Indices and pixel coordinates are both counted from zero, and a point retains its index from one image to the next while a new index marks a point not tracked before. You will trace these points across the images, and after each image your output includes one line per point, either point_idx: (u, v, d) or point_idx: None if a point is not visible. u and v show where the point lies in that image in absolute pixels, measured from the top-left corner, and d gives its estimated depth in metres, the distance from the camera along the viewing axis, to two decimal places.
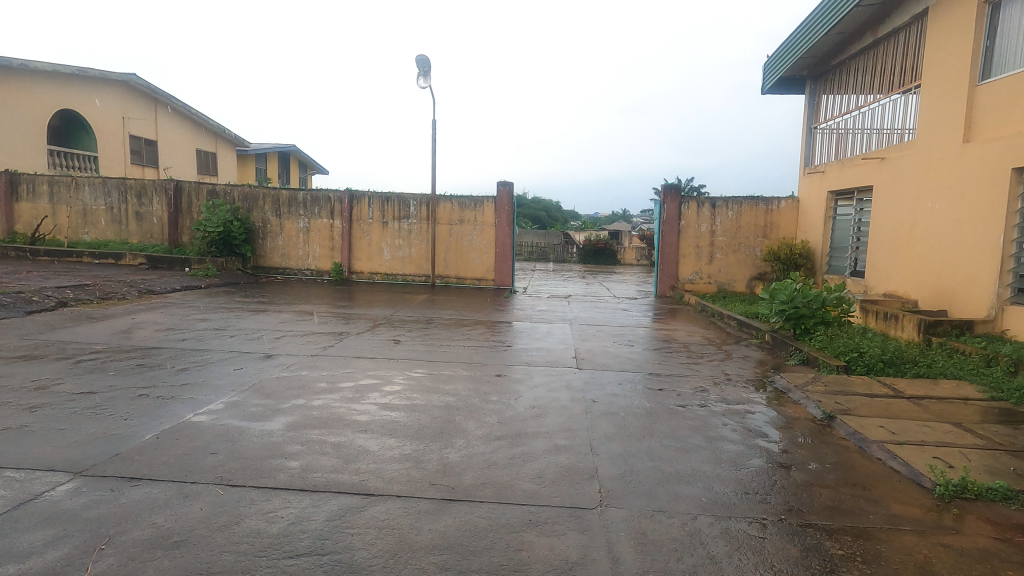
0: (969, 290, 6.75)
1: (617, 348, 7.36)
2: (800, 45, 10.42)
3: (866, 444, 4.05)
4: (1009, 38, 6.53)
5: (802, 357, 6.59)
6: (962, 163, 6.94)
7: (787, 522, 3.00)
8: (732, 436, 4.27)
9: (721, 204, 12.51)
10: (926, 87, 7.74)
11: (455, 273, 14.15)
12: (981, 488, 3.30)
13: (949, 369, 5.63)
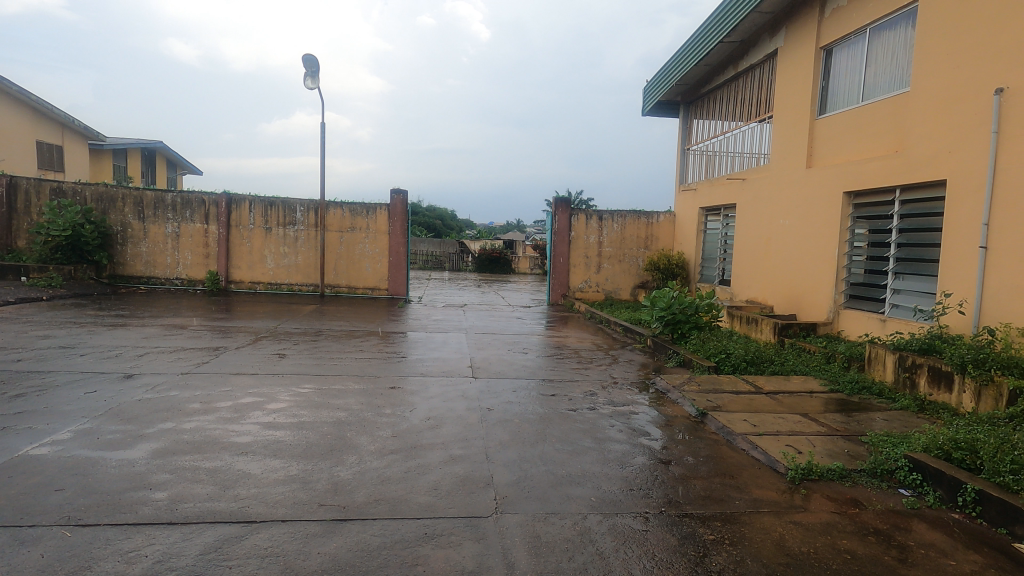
0: (812, 297, 7.74)
1: (511, 356, 7.50)
2: (674, 73, 11.38)
3: (733, 437, 4.49)
4: (839, 81, 7.65)
5: (679, 359, 7.18)
6: (806, 186, 7.97)
7: (667, 514, 3.23)
8: (619, 436, 4.53)
9: (607, 217, 13.25)
10: (778, 118, 8.79)
11: (346, 283, 13.60)
12: (823, 469, 3.78)
13: (798, 367, 6.42)
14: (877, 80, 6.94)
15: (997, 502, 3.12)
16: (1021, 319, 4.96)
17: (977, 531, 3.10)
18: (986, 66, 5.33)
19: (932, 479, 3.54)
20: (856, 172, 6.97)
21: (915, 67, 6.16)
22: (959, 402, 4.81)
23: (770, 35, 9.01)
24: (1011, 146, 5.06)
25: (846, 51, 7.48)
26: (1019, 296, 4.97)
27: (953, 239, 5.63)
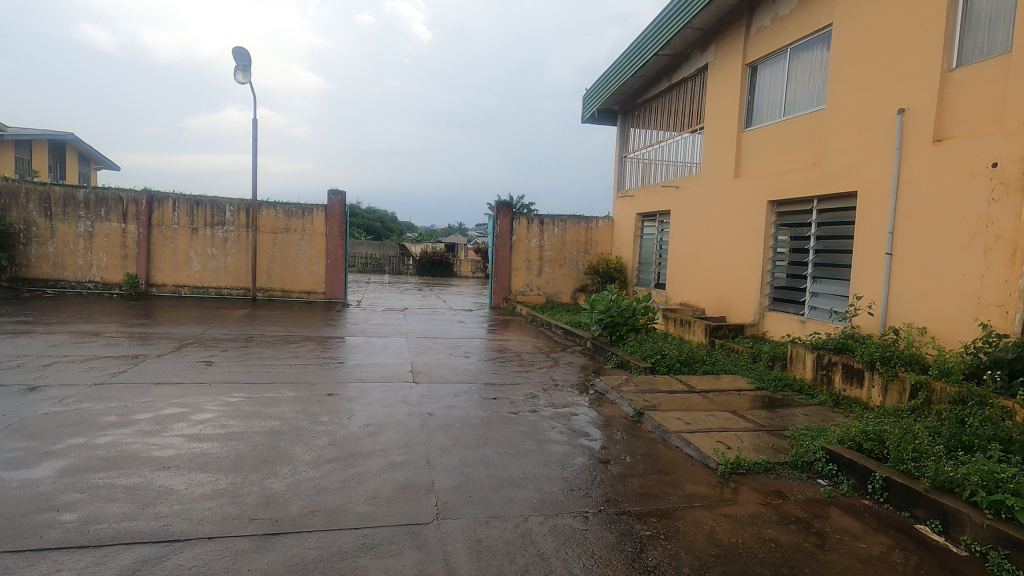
0: (740, 300, 8.16)
1: (453, 360, 7.44)
2: (612, 83, 11.73)
3: (668, 435, 4.65)
4: (763, 96, 8.13)
5: (617, 361, 7.38)
6: (734, 194, 8.40)
7: (606, 512, 3.31)
8: (559, 437, 4.59)
9: (548, 221, 13.44)
10: (708, 130, 9.23)
11: (280, 286, 13.05)
12: (750, 463, 3.99)
13: (727, 366, 6.74)
14: (797, 96, 7.42)
15: (902, 488, 3.39)
16: (921, 319, 5.42)
17: (884, 515, 3.36)
18: (892, 88, 5.81)
19: (846, 469, 3.80)
20: (779, 183, 7.42)
21: (830, 86, 6.63)
22: (869, 397, 5.20)
23: (701, 50, 9.45)
24: (912, 161, 5.54)
25: (770, 69, 7.96)
26: (919, 298, 5.44)
27: (864, 245, 6.09)
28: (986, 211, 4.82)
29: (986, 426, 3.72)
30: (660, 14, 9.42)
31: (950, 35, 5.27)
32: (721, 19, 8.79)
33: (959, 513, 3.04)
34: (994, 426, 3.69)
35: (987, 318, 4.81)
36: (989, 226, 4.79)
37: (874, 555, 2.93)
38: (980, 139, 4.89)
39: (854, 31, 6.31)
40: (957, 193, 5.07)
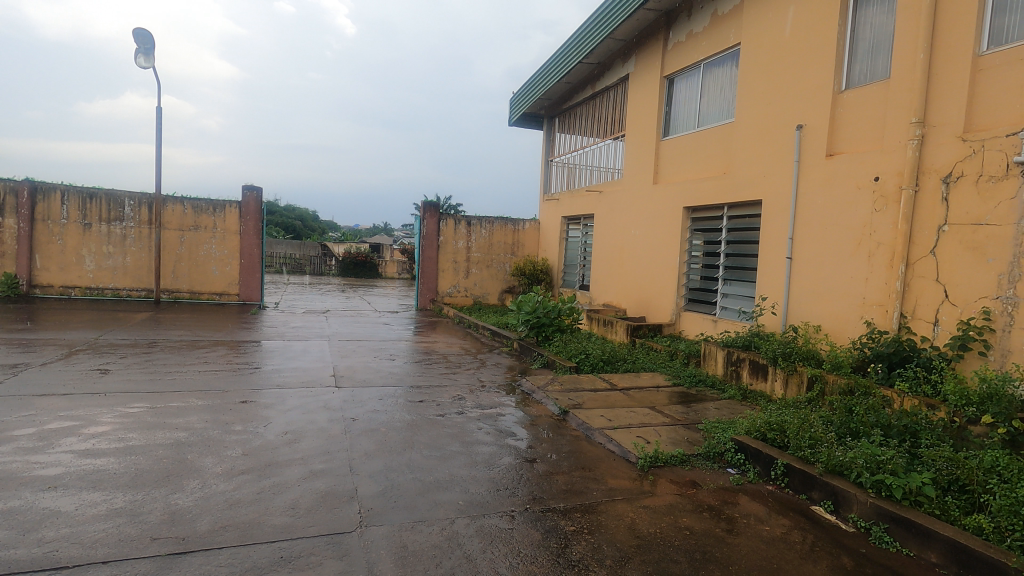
0: (658, 300, 8.56)
1: (378, 363, 7.26)
2: (539, 88, 11.91)
3: (591, 432, 4.79)
4: (679, 108, 8.58)
5: (543, 361, 7.52)
6: (653, 200, 8.80)
7: (531, 510, 3.35)
8: (486, 438, 4.60)
9: (475, 223, 13.45)
10: (630, 137, 9.60)
11: (187, 288, 12.17)
12: (667, 456, 4.19)
13: (647, 364, 7.05)
14: (709, 109, 7.89)
15: (800, 472, 3.69)
16: (816, 318, 5.93)
17: (785, 499, 3.64)
18: (791, 105, 6.32)
19: (752, 458, 4.09)
20: (694, 190, 7.86)
21: (739, 101, 7.10)
22: (772, 390, 5.62)
23: (623, 60, 9.82)
24: (809, 173, 6.05)
25: (685, 82, 8.41)
26: (815, 299, 5.94)
27: (768, 250, 6.58)
28: (870, 221, 5.35)
29: (870, 414, 4.13)
30: (585, 24, 9.68)
31: (840, 59, 5.81)
32: (641, 32, 9.17)
33: (847, 493, 3.36)
34: (876, 414, 4.09)
35: (871, 316, 5.33)
36: (873, 234, 5.32)
37: (776, 536, 3.17)
38: (864, 155, 5.42)
39: (759, 51, 6.80)
40: (846, 204, 5.60)
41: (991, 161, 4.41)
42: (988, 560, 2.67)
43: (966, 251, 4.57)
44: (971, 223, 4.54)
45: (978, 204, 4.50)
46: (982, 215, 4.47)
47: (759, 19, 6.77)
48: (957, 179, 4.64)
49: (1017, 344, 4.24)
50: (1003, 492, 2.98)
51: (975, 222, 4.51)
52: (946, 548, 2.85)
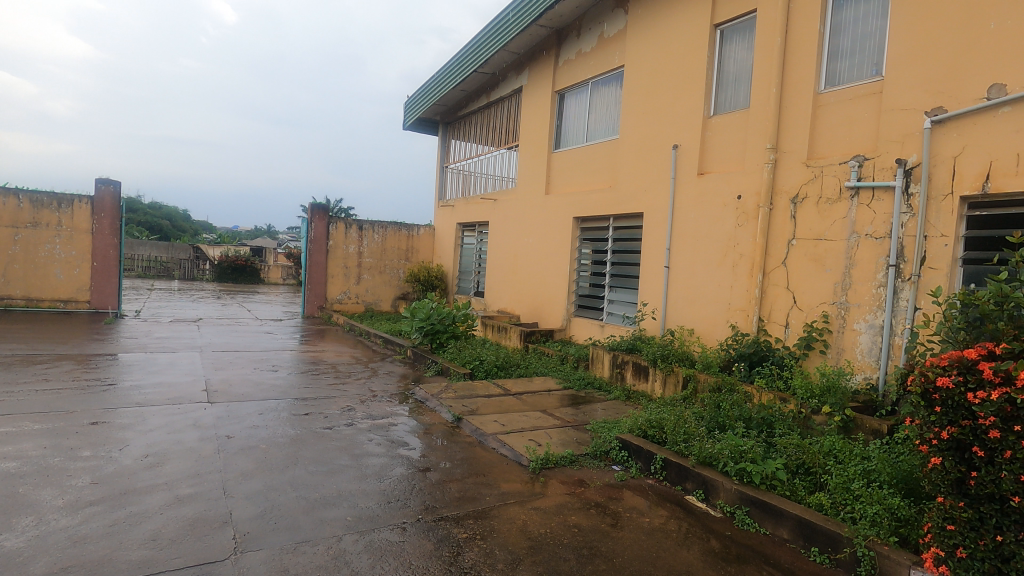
0: (550, 306, 8.84)
1: (258, 375, 6.75)
2: (434, 93, 11.85)
3: (484, 437, 4.82)
4: (569, 122, 8.96)
5: (437, 368, 7.45)
6: (545, 210, 9.09)
7: (423, 520, 3.30)
8: (377, 450, 4.45)
9: (367, 227, 13.04)
10: (523, 148, 9.85)
11: (23, 294, 10.54)
12: (558, 457, 4.32)
13: (539, 369, 7.24)
14: (597, 126, 8.33)
15: (676, 465, 3.98)
16: (690, 322, 6.46)
17: (663, 492, 3.91)
18: (668, 126, 6.86)
19: (634, 454, 4.34)
20: (583, 202, 8.24)
21: (623, 119, 7.57)
22: (652, 390, 6.02)
23: (517, 73, 10.05)
24: (683, 190, 6.59)
25: (575, 99, 8.81)
26: (688, 305, 6.47)
27: (649, 259, 7.06)
28: (734, 234, 5.94)
29: (735, 408, 4.57)
30: (480, 34, 9.79)
31: (708, 87, 6.42)
32: (534, 46, 9.46)
33: (716, 482, 3.68)
34: (740, 408, 4.53)
35: (735, 320, 5.92)
36: (736, 245, 5.92)
37: (655, 527, 3.39)
38: (729, 175, 6.02)
39: (640, 75, 7.30)
40: (714, 218, 6.17)
41: (828, 185, 5.10)
42: (827, 533, 3.06)
43: (809, 262, 5.24)
44: (813, 238, 5.21)
45: (818, 222, 5.18)
46: (821, 231, 5.15)
47: (641, 44, 7.28)
48: (802, 200, 5.31)
49: (848, 342, 4.93)
50: (838, 472, 3.43)
51: (817, 237, 5.18)
52: (794, 525, 3.22)
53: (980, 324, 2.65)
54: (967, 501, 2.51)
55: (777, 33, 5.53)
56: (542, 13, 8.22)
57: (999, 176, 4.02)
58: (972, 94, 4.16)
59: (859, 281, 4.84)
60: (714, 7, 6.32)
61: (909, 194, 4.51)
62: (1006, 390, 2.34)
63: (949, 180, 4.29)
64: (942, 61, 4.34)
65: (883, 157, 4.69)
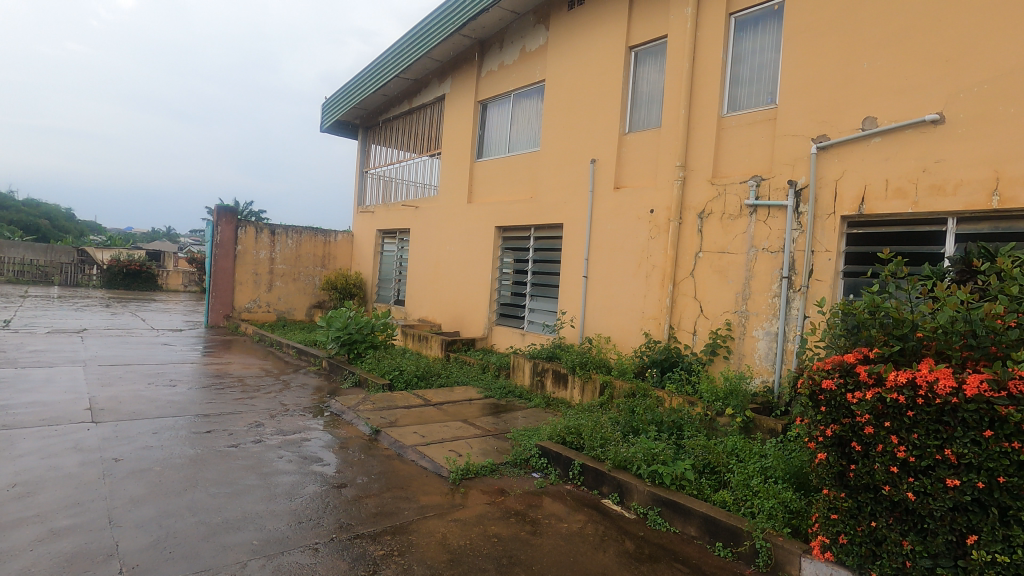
0: (472, 315, 8.83)
1: (152, 391, 6.20)
2: (353, 96, 11.53)
3: (403, 449, 4.71)
4: (492, 132, 9.04)
5: (355, 380, 7.20)
6: (467, 218, 9.10)
7: (338, 539, 3.16)
8: (287, 467, 4.22)
9: (280, 232, 12.41)
10: (445, 156, 9.81)
11: None
12: (478, 467, 4.30)
13: (460, 378, 7.19)
14: (518, 137, 8.47)
15: (593, 470, 4.09)
16: (607, 330, 6.68)
17: (581, 496, 4.00)
18: (586, 141, 7.10)
19: (553, 461, 4.41)
20: (504, 211, 8.33)
21: (544, 132, 7.74)
22: (571, 397, 6.17)
23: (439, 81, 10.02)
24: (600, 203, 6.84)
25: (497, 109, 8.92)
26: (605, 313, 6.70)
27: (568, 269, 7.25)
28: (647, 246, 6.24)
29: (648, 412, 4.77)
30: (402, 39, 9.68)
31: (624, 105, 6.72)
32: (457, 55, 9.48)
33: (630, 484, 3.82)
34: (652, 412, 4.74)
35: (647, 327, 6.20)
36: (649, 257, 6.22)
37: (573, 532, 3.46)
38: (642, 190, 6.33)
39: (560, 90, 7.51)
40: (629, 230, 6.45)
41: (730, 202, 5.49)
42: (730, 528, 3.26)
43: (714, 274, 5.60)
44: (718, 251, 5.58)
45: (722, 236, 5.55)
46: (724, 244, 5.53)
47: (561, 60, 7.50)
48: (708, 215, 5.68)
49: (748, 348, 5.31)
50: (739, 470, 3.67)
51: (720, 250, 5.55)
52: (701, 522, 3.41)
53: (857, 331, 2.90)
54: (847, 491, 2.77)
55: (685, 59, 5.89)
56: (465, 23, 8.26)
57: (872, 199, 4.52)
58: (850, 125, 4.65)
59: (757, 292, 5.25)
60: (629, 30, 6.64)
61: (799, 213, 4.96)
62: (878, 391, 2.61)
63: (832, 201, 4.75)
64: (826, 94, 4.82)
65: (777, 178, 5.13)
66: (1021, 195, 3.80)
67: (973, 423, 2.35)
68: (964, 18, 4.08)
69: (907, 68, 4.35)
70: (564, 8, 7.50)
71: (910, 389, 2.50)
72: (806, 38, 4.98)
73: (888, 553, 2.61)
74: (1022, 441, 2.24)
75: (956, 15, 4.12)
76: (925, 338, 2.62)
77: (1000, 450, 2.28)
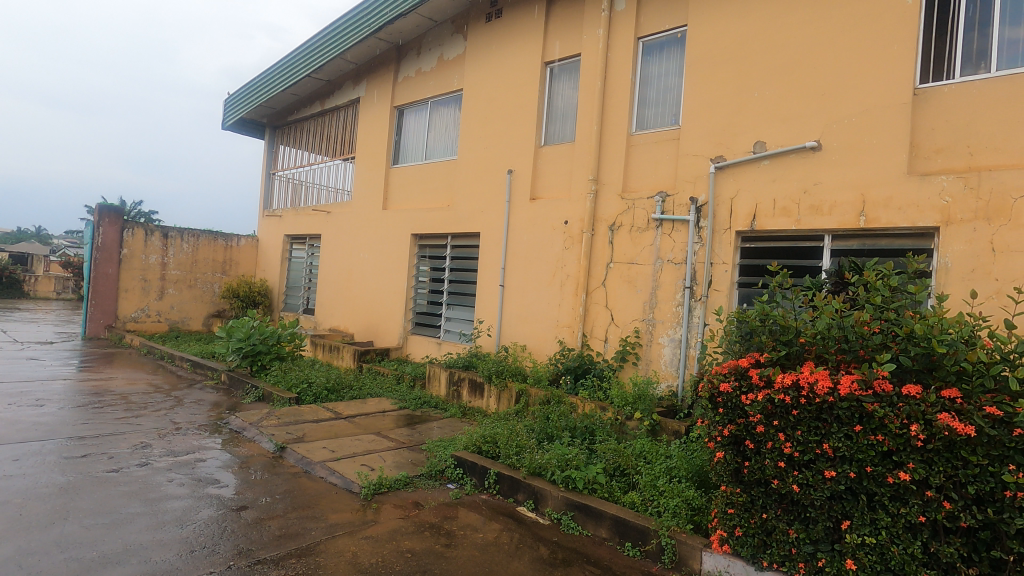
0: (386, 324, 8.61)
1: (14, 412, 5.45)
2: (259, 94, 10.92)
3: (311, 466, 4.47)
4: (408, 139, 8.92)
5: (258, 394, 6.76)
6: (382, 225, 8.88)
7: (236, 567, 2.93)
8: (178, 491, 3.87)
9: (174, 235, 11.43)
10: (359, 160, 9.53)
11: None
12: (392, 481, 4.17)
13: (373, 390, 6.97)
14: (436, 144, 8.41)
15: (508, 478, 4.10)
16: (522, 338, 6.77)
17: (497, 505, 4.00)
18: (503, 152, 7.19)
19: (469, 471, 4.38)
20: (420, 219, 8.22)
21: (461, 141, 7.75)
22: (487, 405, 6.17)
23: (354, 83, 9.75)
24: (516, 213, 6.94)
25: (414, 116, 8.81)
26: (521, 321, 6.79)
27: (485, 278, 7.27)
28: (562, 256, 6.41)
29: (562, 419, 4.87)
30: (314, 38, 9.32)
31: (540, 119, 6.88)
32: (372, 58, 9.27)
33: (544, 490, 3.87)
34: (566, 418, 4.84)
35: (562, 335, 6.35)
36: (564, 266, 6.38)
37: (488, 541, 3.45)
38: (557, 202, 6.49)
39: (478, 100, 7.55)
40: (545, 240, 6.59)
41: (638, 216, 5.78)
42: (638, 527, 3.38)
43: (624, 283, 5.85)
44: (627, 261, 5.84)
45: (631, 247, 5.82)
46: (633, 256, 5.79)
47: (479, 70, 7.56)
48: (618, 228, 5.93)
49: (655, 355, 5.59)
50: (647, 471, 3.83)
51: (630, 261, 5.81)
52: (612, 523, 3.52)
53: (749, 337, 3.14)
54: (742, 487, 2.99)
55: (597, 77, 6.14)
56: (381, 27, 8.11)
57: (762, 216, 4.93)
58: (743, 148, 5.06)
59: (663, 301, 5.54)
60: (544, 45, 6.82)
61: (699, 227, 5.31)
62: (767, 392, 2.83)
63: (728, 217, 5.13)
64: (722, 118, 5.21)
65: (680, 194, 5.46)
66: (883, 216, 4.31)
67: (846, 419, 2.61)
68: (837, 57, 4.58)
69: (790, 99, 4.80)
70: (481, 19, 7.57)
71: (794, 390, 2.74)
72: (705, 66, 5.36)
73: (777, 542, 2.84)
74: (885, 434, 2.51)
75: (831, 54, 4.61)
76: (807, 342, 2.88)
77: (868, 442, 2.55)
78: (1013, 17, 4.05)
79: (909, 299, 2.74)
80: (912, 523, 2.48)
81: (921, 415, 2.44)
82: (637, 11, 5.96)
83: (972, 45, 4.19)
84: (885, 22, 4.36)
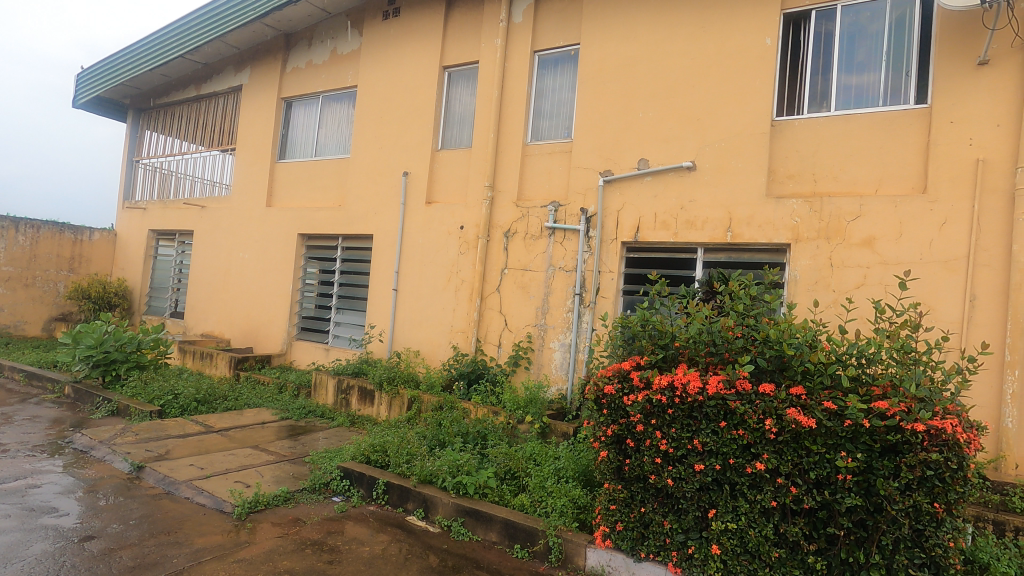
0: (267, 329, 8.03)
1: None
2: (120, 71, 9.74)
3: (175, 487, 4.04)
4: (296, 133, 8.43)
5: (111, 408, 5.98)
6: (265, 223, 8.30)
7: None
8: (3, 525, 3.30)
9: (7, 224, 9.74)
10: (240, 153, 8.84)
11: None
12: (269, 497, 3.88)
13: (251, 400, 6.46)
14: (327, 140, 8.02)
15: (398, 488, 3.99)
16: (416, 343, 6.64)
17: (386, 517, 3.87)
18: (398, 153, 7.04)
19: (356, 482, 4.19)
20: (308, 218, 7.79)
21: (355, 139, 7.47)
22: (377, 413, 5.97)
23: (235, 69, 9.04)
24: (411, 216, 6.82)
25: (303, 109, 8.36)
26: (414, 326, 6.67)
27: (378, 281, 7.05)
28: (457, 260, 6.39)
29: (455, 424, 4.84)
30: (188, 16, 8.51)
31: (437, 122, 6.83)
32: (257, 45, 8.66)
33: (435, 498, 3.81)
34: (459, 424, 4.83)
35: (455, 340, 6.33)
36: (459, 271, 6.37)
37: (376, 554, 3.32)
38: (453, 207, 6.48)
39: (373, 98, 7.34)
40: (440, 244, 6.54)
41: (532, 223, 5.93)
42: (527, 528, 3.44)
43: (517, 289, 5.96)
44: (521, 267, 5.96)
45: (524, 254, 5.95)
46: (527, 262, 5.93)
47: (374, 67, 7.35)
48: (512, 234, 6.04)
49: (546, 359, 5.75)
50: (536, 473, 3.91)
51: (523, 267, 5.94)
52: (502, 526, 3.54)
53: (631, 341, 3.33)
54: (623, 483, 3.16)
55: (494, 86, 6.23)
56: (268, 11, 7.61)
57: (644, 228, 5.28)
58: (629, 164, 5.39)
59: (554, 306, 5.72)
60: (442, 49, 6.80)
61: (589, 236, 5.56)
62: (646, 393, 3.03)
63: (615, 227, 5.43)
64: (610, 135, 5.51)
65: (571, 205, 5.68)
66: (746, 232, 4.80)
67: (713, 417, 2.86)
68: (709, 87, 5.04)
69: (670, 122, 5.20)
70: (378, 17, 7.39)
71: (669, 391, 2.95)
72: (595, 83, 5.64)
73: (654, 533, 3.04)
74: (744, 428, 2.79)
75: (704, 83, 5.06)
76: (681, 346, 3.12)
77: (730, 436, 2.81)
78: (847, 65, 4.72)
79: (764, 307, 3.05)
80: (766, 507, 2.76)
81: (774, 410, 2.74)
82: (533, 24, 6.14)
83: (817, 86, 4.81)
84: (749, 59, 4.88)
